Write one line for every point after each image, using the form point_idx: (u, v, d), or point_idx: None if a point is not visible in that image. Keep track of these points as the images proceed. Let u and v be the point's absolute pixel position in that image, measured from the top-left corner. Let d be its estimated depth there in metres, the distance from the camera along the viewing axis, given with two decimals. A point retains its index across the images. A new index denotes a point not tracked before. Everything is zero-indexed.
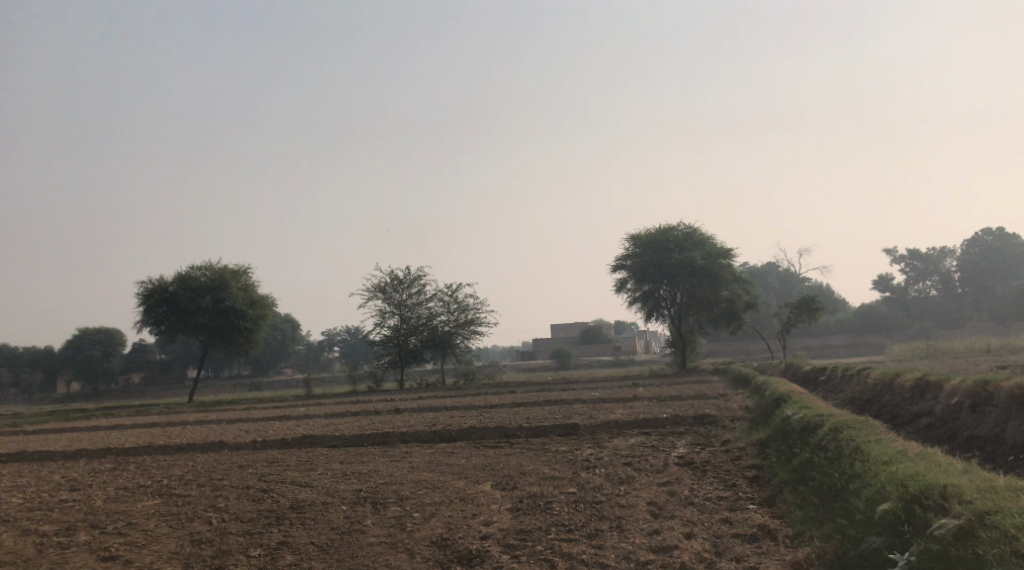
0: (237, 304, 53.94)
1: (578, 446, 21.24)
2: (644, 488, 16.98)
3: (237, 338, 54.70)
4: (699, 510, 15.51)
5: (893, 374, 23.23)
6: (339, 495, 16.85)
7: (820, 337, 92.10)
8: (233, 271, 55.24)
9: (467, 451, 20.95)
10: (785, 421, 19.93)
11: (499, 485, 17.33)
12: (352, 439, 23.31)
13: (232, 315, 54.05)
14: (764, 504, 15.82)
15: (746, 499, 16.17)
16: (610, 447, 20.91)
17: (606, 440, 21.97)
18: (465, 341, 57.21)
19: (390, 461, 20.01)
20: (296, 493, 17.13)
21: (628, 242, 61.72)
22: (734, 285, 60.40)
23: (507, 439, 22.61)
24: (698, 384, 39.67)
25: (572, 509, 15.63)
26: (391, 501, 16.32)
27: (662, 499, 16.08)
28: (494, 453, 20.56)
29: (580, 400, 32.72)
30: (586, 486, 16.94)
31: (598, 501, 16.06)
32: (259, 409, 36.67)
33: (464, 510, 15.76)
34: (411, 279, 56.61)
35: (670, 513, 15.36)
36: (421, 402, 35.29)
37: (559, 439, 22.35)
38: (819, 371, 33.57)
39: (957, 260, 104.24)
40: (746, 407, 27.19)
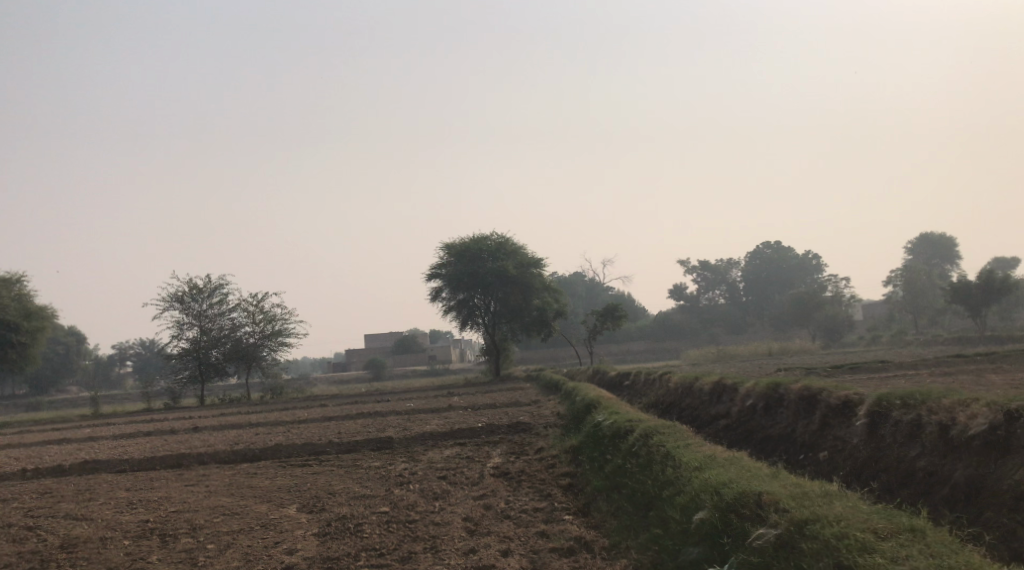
0: (10, 316, 50.57)
1: (391, 460, 20.92)
2: (459, 502, 16.86)
3: (11, 354, 50.99)
4: (516, 524, 15.53)
5: (693, 378, 24.25)
6: (120, 529, 15.78)
7: (623, 342, 95.26)
8: (3, 279, 51.94)
9: (274, 472, 20.21)
10: (595, 427, 20.35)
11: (304, 507, 16.75)
12: (143, 463, 22.05)
13: (5, 328, 50.46)
14: (579, 514, 16.06)
15: (561, 509, 16.33)
16: (424, 460, 20.68)
17: (420, 452, 21.76)
18: (272, 353, 55.80)
19: (187, 486, 19.02)
20: (68, 530, 15.88)
21: (442, 250, 61.76)
22: (544, 293, 61.58)
23: (318, 456, 22.02)
24: (505, 392, 40.12)
25: (383, 530, 15.30)
26: (182, 533, 15.43)
27: (478, 514, 16.00)
28: (301, 472, 19.95)
29: (394, 412, 32.48)
30: (399, 505, 16.62)
31: (411, 521, 15.78)
32: (38, 433, 34.26)
33: (265, 538, 15.09)
34: (211, 288, 54.56)
35: (485, 529, 15.29)
36: (221, 419, 34.01)
37: (372, 454, 21.96)
38: (621, 375, 34.75)
39: (742, 271, 110.46)
40: (559, 412, 27.70)
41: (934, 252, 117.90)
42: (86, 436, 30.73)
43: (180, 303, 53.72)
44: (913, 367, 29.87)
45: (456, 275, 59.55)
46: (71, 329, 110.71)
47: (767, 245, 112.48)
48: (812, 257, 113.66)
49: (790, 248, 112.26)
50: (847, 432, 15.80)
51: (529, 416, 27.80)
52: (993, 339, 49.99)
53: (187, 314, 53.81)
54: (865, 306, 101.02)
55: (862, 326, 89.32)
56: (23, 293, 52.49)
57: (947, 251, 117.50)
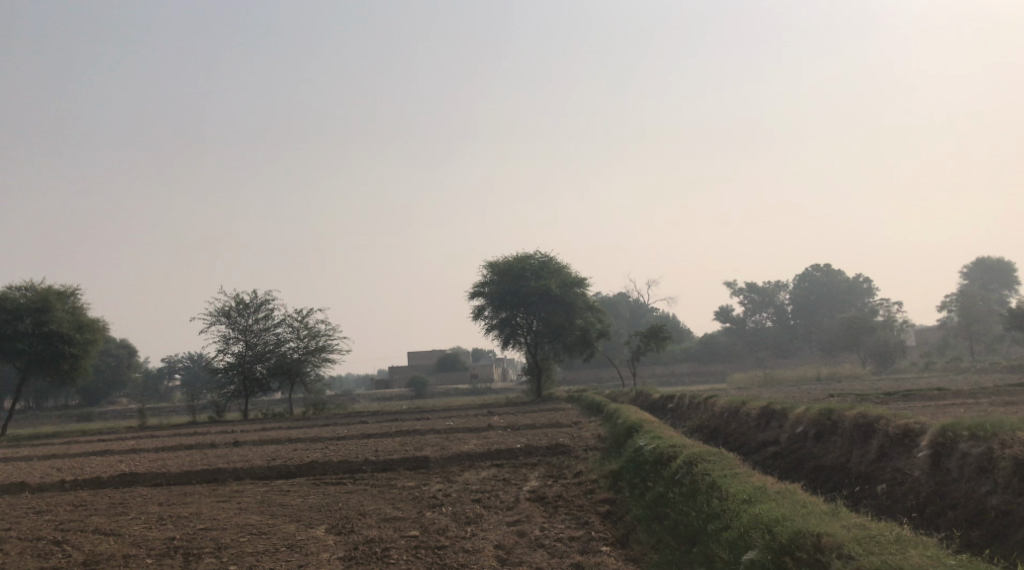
0: (62, 328, 51.37)
1: (425, 480, 20.81)
2: (492, 528, 16.70)
3: (61, 365, 51.76)
4: (549, 554, 15.31)
5: (739, 403, 23.89)
6: (144, 547, 15.81)
7: (668, 365, 94.59)
8: (58, 292, 52.71)
9: (307, 489, 20.21)
10: (637, 452, 20.09)
11: (332, 529, 16.68)
12: (179, 477, 22.17)
13: (57, 340, 51.31)
14: (617, 545, 15.85)
15: (598, 539, 16.12)
16: (459, 482, 20.55)
17: (456, 473, 21.64)
18: (315, 369, 56.07)
19: (220, 502, 19.08)
20: (93, 546, 15.94)
21: (485, 268, 61.84)
22: (587, 313, 61.44)
23: (354, 474, 22.00)
24: (549, 413, 39.88)
25: (411, 556, 15.18)
26: (205, 552, 15.41)
27: (511, 542, 15.83)
28: (334, 491, 19.94)
29: (432, 431, 32.41)
30: (429, 529, 16.50)
31: (440, 547, 15.63)
32: (84, 444, 34.80)
33: (289, 560, 14.99)
34: (257, 304, 55.01)
35: (518, 559, 15.08)
36: (261, 433, 34.19)
37: (408, 473, 21.89)
38: (665, 398, 34.40)
39: (790, 295, 109.18)
40: (600, 434, 27.45)
41: (990, 278, 115.63)
42: (128, 448, 31.06)
43: (226, 318, 54.27)
44: (967, 396, 29.18)
45: (499, 293, 59.64)
46: (121, 341, 112.60)
47: (817, 268, 111.14)
48: (862, 280, 111.91)
49: (839, 271, 110.76)
50: (909, 464, 15.36)
51: (570, 438, 27.57)
52: None
53: (232, 329, 54.35)
54: (917, 332, 99.29)
55: (914, 353, 87.77)
56: (76, 306, 53.38)
57: (1003, 277, 115.15)
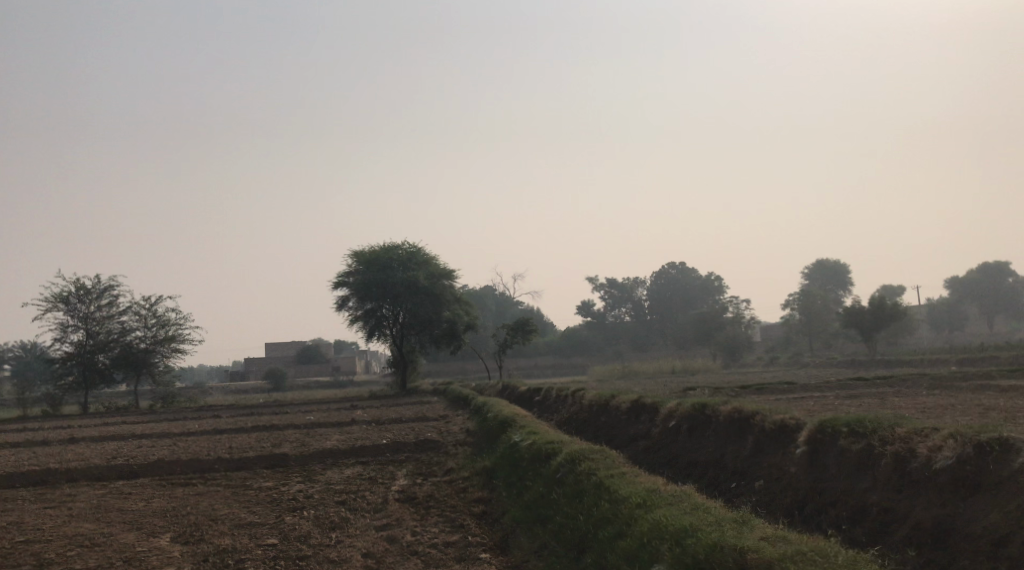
0: None
1: (285, 480, 20.16)
2: (359, 533, 16.25)
3: None
4: (423, 561, 14.91)
5: (608, 397, 24.15)
6: None
7: (529, 358, 95.49)
8: None
9: (153, 492, 19.25)
10: (511, 449, 19.97)
11: (178, 538, 15.92)
12: (8, 479, 20.81)
13: None
14: (498, 549, 15.49)
15: (474, 543, 15.76)
16: (322, 481, 19.98)
17: (318, 472, 21.06)
18: (163, 360, 54.01)
19: (50, 509, 17.97)
20: None
21: (350, 258, 60.83)
22: (455, 305, 61.20)
23: (206, 474, 21.13)
24: (411, 406, 39.47)
25: (269, 568, 14.52)
26: None
27: (380, 549, 15.39)
28: (183, 494, 19.07)
29: (293, 425, 31.62)
30: (290, 536, 15.92)
31: (302, 556, 15.06)
32: None
33: None
34: (100, 289, 52.55)
35: (387, 567, 14.64)
36: (106, 428, 32.65)
37: (264, 472, 21.17)
38: (531, 390, 34.60)
39: (647, 291, 111.91)
40: (468, 429, 27.32)
41: (830, 278, 121.36)
42: None
43: (66, 305, 51.61)
44: (818, 390, 30.34)
45: (366, 283, 58.57)
46: None
47: (673, 266, 114.09)
48: (715, 278, 115.58)
49: (694, 269, 113.94)
50: (786, 459, 15.55)
51: (436, 432, 27.35)
52: (887, 362, 51.68)
53: (73, 317, 51.75)
54: (764, 328, 103.33)
55: (762, 348, 91.27)
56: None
57: (842, 278, 121.14)
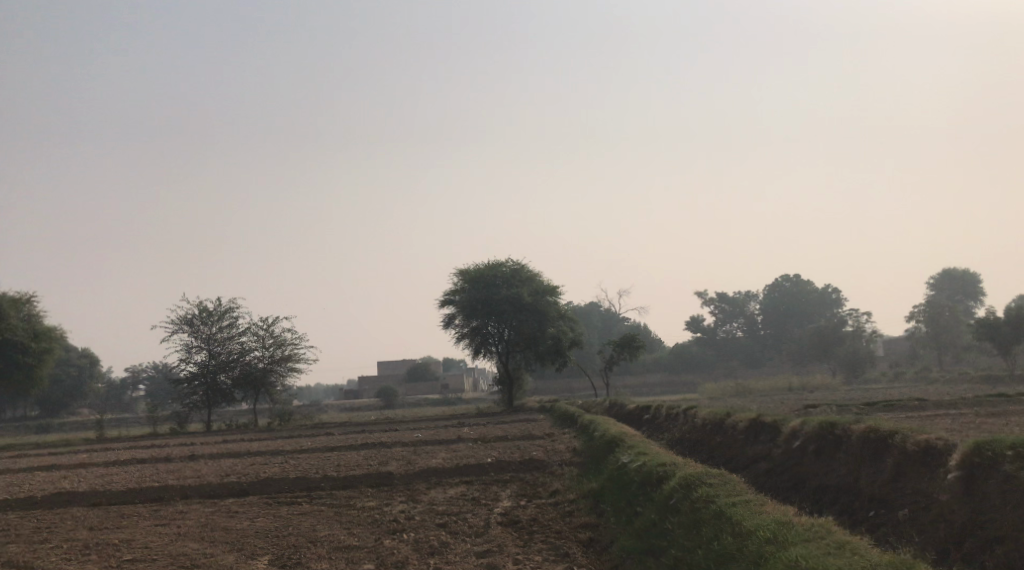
0: (18, 337, 50.33)
1: (387, 500, 20.30)
2: (458, 559, 16.17)
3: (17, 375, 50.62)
4: None
5: (723, 415, 23.58)
6: None
7: (640, 375, 94.46)
8: (15, 301, 51.74)
9: (257, 511, 19.62)
10: (620, 471, 19.62)
11: (275, 561, 16.11)
12: (122, 496, 21.55)
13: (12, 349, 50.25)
14: None
15: None
16: (424, 501, 20.05)
17: (422, 492, 21.15)
18: (281, 379, 55.28)
19: (157, 527, 18.48)
20: None
21: (457, 276, 61.41)
22: (560, 323, 61.09)
23: (311, 493, 21.46)
24: (520, 424, 39.36)
25: None
26: None
27: None
28: (286, 513, 19.37)
29: (400, 443, 31.97)
30: (387, 563, 15.93)
31: None
32: (38, 457, 33.98)
33: None
34: (221, 311, 54.22)
35: None
36: (221, 445, 33.61)
37: (368, 491, 21.38)
38: (640, 408, 34.18)
39: (760, 304, 109.64)
40: (576, 447, 27.13)
41: (955, 289, 116.71)
42: (80, 462, 30.34)
43: (189, 326, 53.44)
44: (949, 407, 28.92)
45: (470, 302, 59.15)
46: (82, 351, 111.33)
47: (786, 278, 111.38)
48: (831, 291, 112.42)
49: (809, 282, 111.00)
50: (935, 485, 14.45)
51: (543, 451, 27.22)
52: (1022, 377, 49.17)
53: (196, 338, 53.54)
54: (885, 342, 99.93)
55: (883, 363, 88.22)
56: (33, 314, 52.32)
57: (969, 288, 116.32)
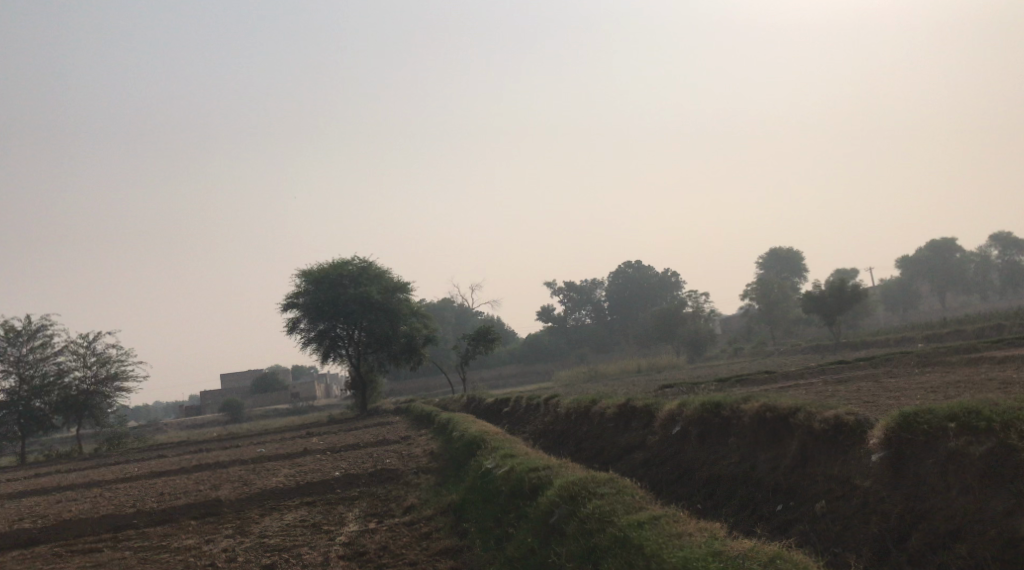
0: None
1: (209, 536, 18.73)
2: None
3: None
4: None
5: (587, 403, 23.43)
6: None
7: (492, 368, 94.76)
8: None
9: (42, 566, 17.50)
10: (483, 482, 18.79)
11: None
12: None
13: None
14: None
15: None
16: (254, 534, 18.61)
17: (254, 521, 19.76)
18: (106, 400, 52.34)
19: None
20: None
21: (299, 278, 59.51)
22: (411, 319, 60.43)
23: (121, 534, 19.77)
24: (373, 429, 38.46)
25: None
26: None
27: None
28: (80, 566, 17.32)
29: (241, 461, 30.54)
30: None
31: None
32: None
33: None
34: (31, 332, 50.78)
35: None
36: (39, 479, 31.37)
37: (192, 526, 19.86)
38: (497, 402, 33.90)
39: (607, 291, 111.66)
40: (433, 450, 26.44)
41: (785, 266, 121.91)
42: None
43: None
44: (803, 378, 29.77)
45: (316, 303, 57.37)
46: None
47: (628, 265, 113.65)
48: (671, 275, 115.31)
49: (650, 267, 113.48)
50: (856, 469, 14.21)
51: (397, 458, 26.41)
52: (855, 344, 51.55)
53: (4, 361, 49.91)
54: (724, 320, 103.53)
55: (724, 340, 91.26)
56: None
57: (795, 265, 121.67)
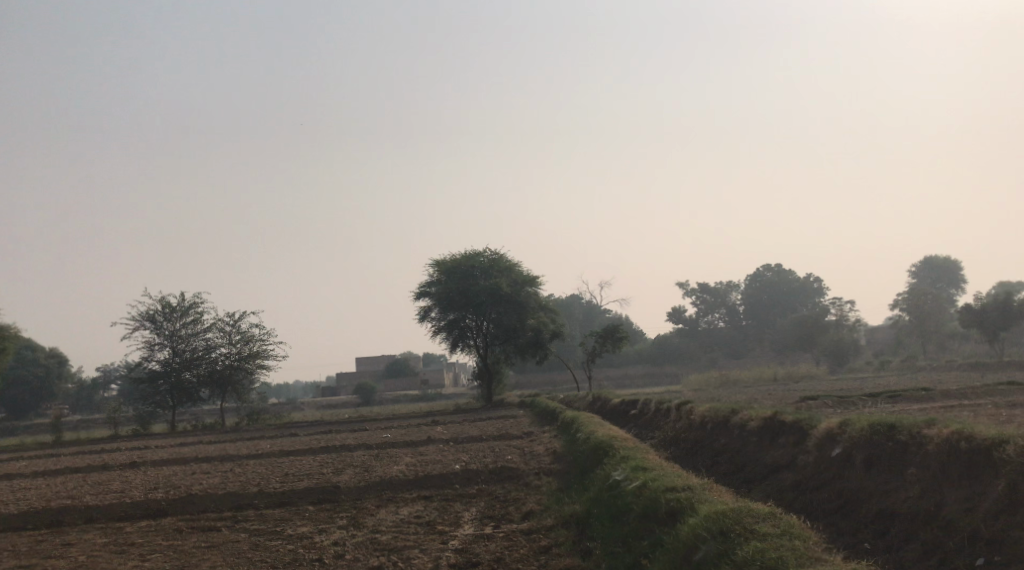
0: None
1: (323, 526, 19.01)
2: None
3: None
4: None
5: (729, 414, 22.54)
6: None
7: (620, 367, 94.10)
8: None
9: (157, 544, 18.04)
10: (612, 496, 18.08)
11: None
12: (18, 520, 20.40)
13: None
14: None
15: None
16: (367, 527, 18.79)
17: (368, 513, 19.98)
18: (249, 376, 54.15)
19: None
20: None
21: (431, 267, 60.41)
22: (540, 313, 59.92)
23: (239, 514, 20.31)
24: (497, 422, 38.42)
25: None
26: None
27: None
28: (190, 548, 17.74)
29: (365, 445, 31.13)
30: None
31: None
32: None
33: None
34: (185, 307, 53.10)
35: None
36: (175, 449, 32.75)
37: (307, 512, 20.24)
38: (625, 403, 33.40)
39: (742, 295, 109.49)
40: (556, 451, 26.21)
41: (939, 276, 116.75)
42: (18, 472, 29.48)
43: (151, 323, 52.31)
44: (960, 399, 28.04)
45: (448, 292, 58.11)
46: (52, 351, 111.37)
47: (768, 268, 110.94)
48: (814, 280, 111.94)
49: (791, 271, 110.37)
50: None
51: (519, 455, 26.36)
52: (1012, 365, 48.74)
53: (159, 334, 52.38)
54: (869, 331, 99.82)
55: (869, 351, 87.94)
56: None
57: (952, 276, 116.35)
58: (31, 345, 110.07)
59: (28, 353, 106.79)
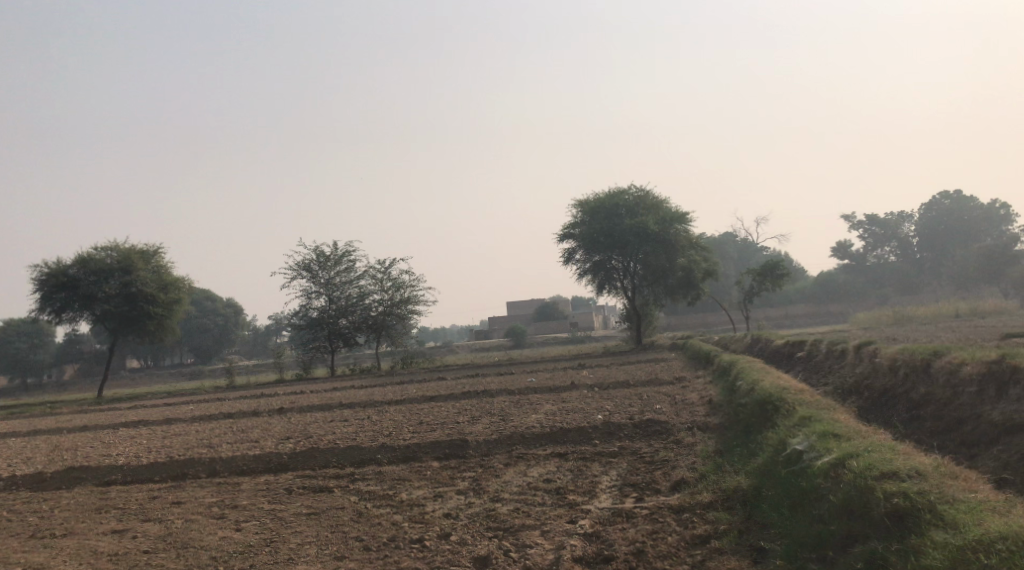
0: (146, 288, 53.99)
1: (440, 490, 18.96)
2: None
3: (148, 324, 54.79)
4: None
5: (930, 358, 20.81)
6: None
7: (782, 306, 91.48)
8: (142, 252, 55.24)
9: (259, 506, 18.40)
10: (794, 472, 16.70)
11: None
12: (145, 474, 21.31)
13: (141, 300, 54.02)
14: None
15: None
16: (488, 494, 18.55)
17: (495, 475, 19.81)
18: (402, 320, 55.22)
19: (107, 537, 17.13)
20: None
21: (575, 208, 59.88)
22: (691, 251, 58.64)
23: (356, 471, 20.57)
24: (649, 366, 37.91)
25: None
26: None
27: None
28: (290, 515, 17.82)
29: (508, 391, 31.19)
30: None
31: None
32: (157, 408, 35.05)
33: None
34: (338, 255, 54.46)
35: None
36: (326, 394, 33.69)
37: (429, 471, 20.29)
38: (788, 344, 32.10)
39: (916, 225, 104.01)
40: (712, 401, 25.34)
41: None
42: (179, 417, 30.99)
43: (308, 271, 53.90)
44: None
45: (592, 232, 57.52)
46: (228, 301, 117.04)
47: (945, 196, 104.68)
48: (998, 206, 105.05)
49: (971, 198, 103.88)
50: None
51: (671, 405, 25.74)
52: None
53: (315, 283, 53.89)
54: None
55: None
56: (160, 266, 55.77)
57: None
58: (209, 296, 116.11)
59: (206, 301, 112.51)
